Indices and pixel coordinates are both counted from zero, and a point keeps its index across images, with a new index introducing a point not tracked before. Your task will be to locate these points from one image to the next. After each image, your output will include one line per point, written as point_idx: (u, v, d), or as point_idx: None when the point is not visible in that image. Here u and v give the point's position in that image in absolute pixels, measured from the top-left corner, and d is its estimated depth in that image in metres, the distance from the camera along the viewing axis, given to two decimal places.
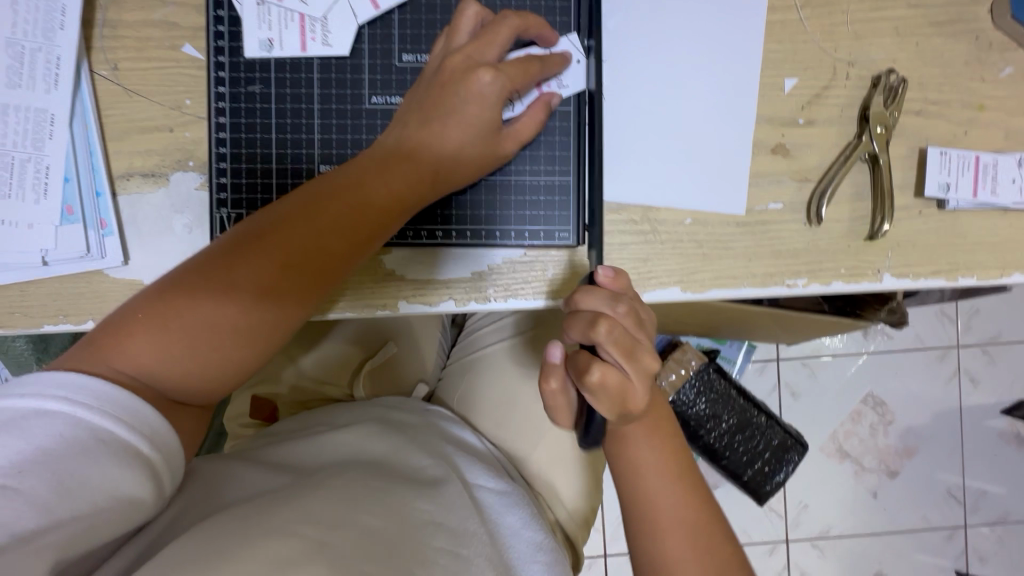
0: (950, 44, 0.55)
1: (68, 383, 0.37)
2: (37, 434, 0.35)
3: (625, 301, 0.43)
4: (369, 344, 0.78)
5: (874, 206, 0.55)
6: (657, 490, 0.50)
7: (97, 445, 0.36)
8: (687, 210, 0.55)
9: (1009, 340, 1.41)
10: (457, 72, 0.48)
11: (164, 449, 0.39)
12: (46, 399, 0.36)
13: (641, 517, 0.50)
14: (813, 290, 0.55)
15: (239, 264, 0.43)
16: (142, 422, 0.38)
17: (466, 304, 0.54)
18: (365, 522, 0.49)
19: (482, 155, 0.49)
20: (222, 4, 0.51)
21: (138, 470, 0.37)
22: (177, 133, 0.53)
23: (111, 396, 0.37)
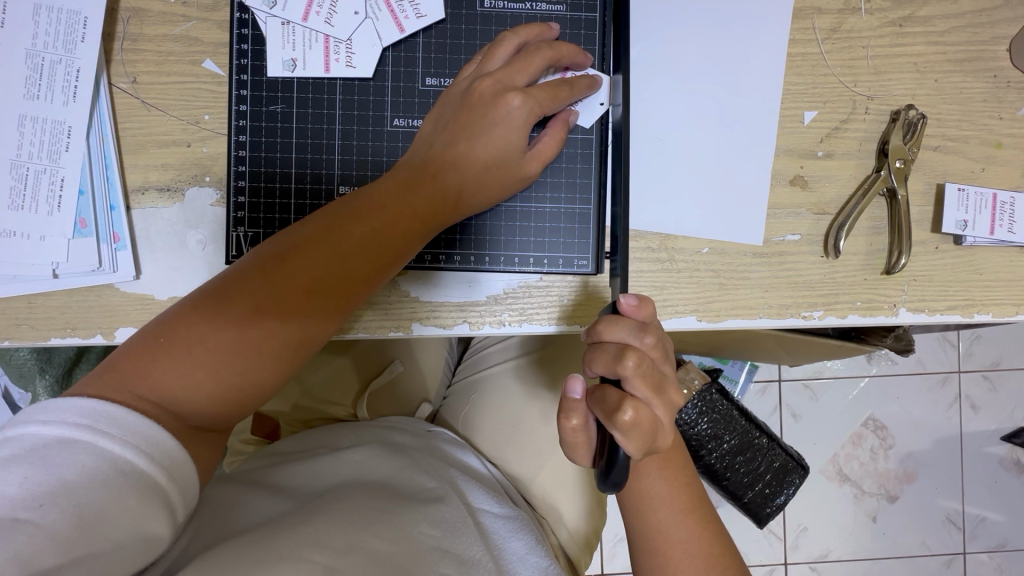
0: (969, 81, 0.55)
1: (88, 409, 0.36)
2: (58, 463, 0.34)
3: (651, 333, 0.42)
4: (374, 362, 0.77)
5: (891, 240, 0.55)
6: (670, 533, 0.49)
7: (116, 474, 0.35)
8: (705, 240, 0.54)
9: (1010, 367, 1.41)
10: (487, 97, 0.48)
11: (183, 478, 0.38)
12: (67, 426, 0.36)
13: (649, 549, 0.50)
14: (828, 322, 0.55)
15: (265, 288, 0.42)
16: (160, 452, 0.37)
17: (480, 328, 0.54)
18: (372, 547, 0.48)
19: (509, 178, 0.49)
20: (247, 23, 0.51)
21: (153, 503, 0.36)
22: (194, 149, 0.52)
23: (131, 423, 0.37)
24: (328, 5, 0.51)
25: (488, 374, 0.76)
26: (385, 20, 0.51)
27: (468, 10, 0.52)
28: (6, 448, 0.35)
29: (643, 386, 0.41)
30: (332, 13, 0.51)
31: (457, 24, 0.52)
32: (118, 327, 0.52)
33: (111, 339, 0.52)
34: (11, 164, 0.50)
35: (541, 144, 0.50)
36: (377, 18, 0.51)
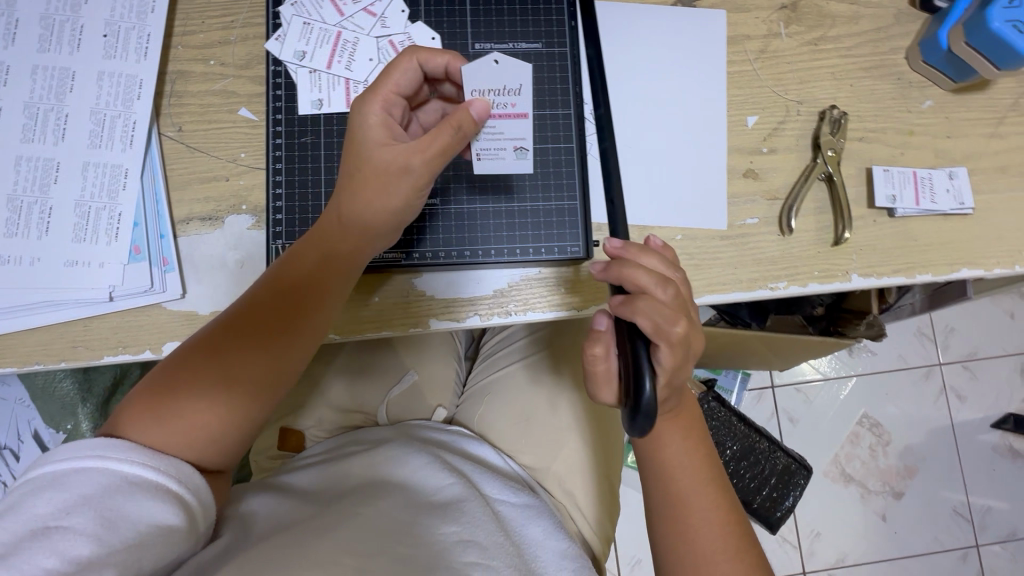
0: (877, 83, 0.67)
1: (86, 442, 0.44)
2: (76, 483, 0.41)
3: (678, 269, 0.51)
4: (389, 371, 0.82)
5: (835, 217, 0.64)
6: (687, 492, 0.55)
7: (129, 485, 0.43)
8: (677, 228, 0.63)
9: (985, 357, 1.66)
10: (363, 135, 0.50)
11: (187, 483, 0.46)
12: (76, 457, 0.43)
13: (668, 508, 0.55)
14: (793, 290, 0.63)
15: (222, 337, 0.51)
16: (166, 465, 0.46)
17: (490, 318, 0.61)
18: (398, 551, 0.51)
19: (414, 185, 0.50)
20: (280, 73, 0.57)
21: (169, 502, 0.44)
22: (233, 182, 0.60)
23: (134, 446, 0.45)
24: (348, 54, 0.57)
25: (498, 377, 0.82)
26: None
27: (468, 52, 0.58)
28: (30, 484, 0.42)
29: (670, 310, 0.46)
30: (351, 60, 0.56)
31: None
32: (166, 341, 0.57)
33: (159, 353, 0.57)
34: (75, 204, 0.57)
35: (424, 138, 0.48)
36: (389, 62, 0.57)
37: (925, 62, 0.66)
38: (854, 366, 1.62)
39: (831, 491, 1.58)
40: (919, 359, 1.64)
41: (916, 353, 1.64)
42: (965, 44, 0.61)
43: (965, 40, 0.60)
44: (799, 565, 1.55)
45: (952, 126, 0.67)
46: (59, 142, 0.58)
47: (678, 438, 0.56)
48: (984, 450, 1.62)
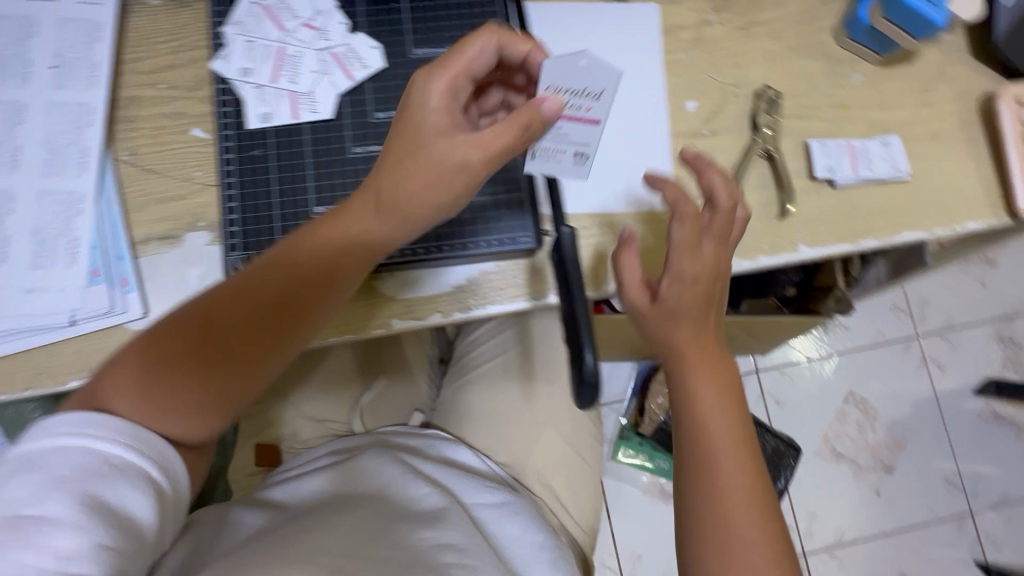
0: (808, 62, 0.70)
1: (68, 418, 0.45)
2: (56, 464, 0.42)
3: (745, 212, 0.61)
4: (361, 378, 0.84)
5: (779, 191, 0.66)
6: (719, 449, 0.52)
7: (109, 467, 0.43)
8: (628, 213, 0.65)
9: (961, 326, 1.69)
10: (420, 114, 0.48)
11: (166, 471, 0.47)
12: (57, 436, 0.43)
13: (697, 463, 0.53)
14: (745, 266, 0.65)
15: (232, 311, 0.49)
16: (147, 447, 0.46)
17: (451, 314, 0.62)
18: (378, 553, 0.53)
19: (468, 183, 0.49)
20: (227, 92, 0.58)
21: (147, 487, 0.45)
22: (189, 201, 0.62)
23: (119, 424, 0.46)
24: (291, 68, 0.58)
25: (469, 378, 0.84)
26: (338, 74, 0.58)
27: (407, 58, 0.60)
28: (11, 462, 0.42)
29: (690, 229, 0.55)
30: (295, 74, 0.58)
31: (397, 69, 0.60)
32: None
33: None
34: (31, 232, 0.58)
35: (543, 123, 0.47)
36: (331, 73, 0.59)
37: (851, 39, 0.69)
38: (834, 345, 1.64)
39: (824, 470, 1.59)
40: (897, 332, 1.67)
41: (893, 327, 1.67)
42: (884, 18, 0.64)
43: (884, 15, 0.64)
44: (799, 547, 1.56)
45: (882, 97, 0.69)
46: (13, 173, 0.59)
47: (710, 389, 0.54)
48: (969, 417, 1.65)
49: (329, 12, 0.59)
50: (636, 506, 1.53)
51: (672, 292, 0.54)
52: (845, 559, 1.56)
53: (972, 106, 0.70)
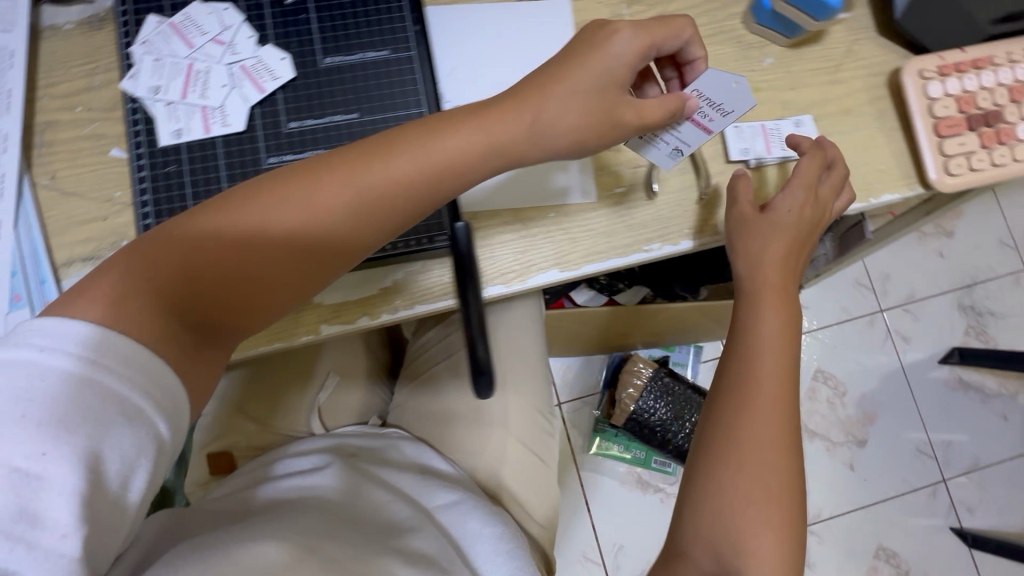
0: (719, 49, 0.71)
1: (54, 329, 0.41)
2: (41, 385, 0.39)
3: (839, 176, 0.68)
4: (312, 381, 0.84)
5: (696, 177, 0.68)
6: (763, 370, 0.61)
7: (99, 393, 0.40)
8: (549, 206, 0.66)
9: (922, 298, 1.72)
10: (604, 64, 0.54)
11: (163, 402, 0.43)
12: (47, 350, 0.40)
13: (736, 383, 0.61)
14: (667, 250, 0.67)
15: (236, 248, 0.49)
16: (137, 375, 0.42)
17: (379, 316, 0.63)
18: (346, 540, 0.54)
19: (572, 146, 0.57)
20: (138, 110, 0.59)
21: (135, 420, 0.41)
22: (110, 221, 0.62)
23: (104, 347, 0.42)
24: (200, 83, 0.59)
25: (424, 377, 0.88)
26: (248, 87, 0.59)
27: (316, 67, 0.61)
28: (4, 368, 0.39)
29: (817, 163, 0.65)
30: (204, 88, 0.59)
31: (307, 79, 0.60)
32: None
33: None
34: None
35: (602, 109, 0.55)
36: (242, 86, 0.59)
37: (759, 23, 0.70)
38: (799, 325, 1.67)
39: None
40: (860, 308, 1.70)
41: (856, 303, 1.70)
42: (784, 2, 0.65)
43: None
44: None
45: (794, 78, 0.71)
46: None
47: (774, 320, 0.62)
48: (936, 387, 1.68)
49: (237, 26, 0.60)
50: (614, 498, 1.54)
51: (782, 203, 0.65)
52: (824, 535, 1.58)
53: (881, 81, 0.72)
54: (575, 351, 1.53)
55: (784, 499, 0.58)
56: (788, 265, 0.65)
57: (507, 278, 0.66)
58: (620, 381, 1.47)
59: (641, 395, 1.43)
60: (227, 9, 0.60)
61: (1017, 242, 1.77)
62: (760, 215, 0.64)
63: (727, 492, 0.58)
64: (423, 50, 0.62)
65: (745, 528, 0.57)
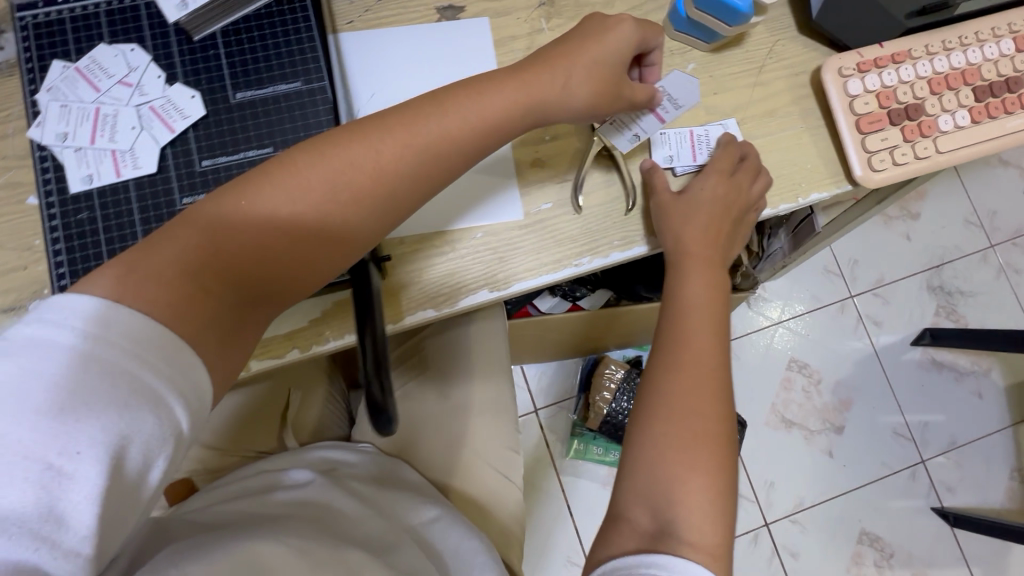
0: None
1: (92, 314, 0.41)
2: (71, 372, 0.39)
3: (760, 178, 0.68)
4: (275, 406, 0.94)
5: (623, 188, 0.68)
6: (693, 327, 0.63)
7: (130, 386, 0.40)
8: (476, 226, 0.66)
9: (892, 281, 1.72)
10: (604, 50, 0.61)
11: (188, 399, 0.44)
12: (78, 339, 0.40)
13: (672, 338, 0.63)
14: (597, 263, 0.67)
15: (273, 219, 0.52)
16: (168, 371, 0.43)
17: (308, 348, 0.63)
18: (312, 543, 0.57)
19: (580, 112, 0.62)
20: (47, 158, 0.58)
21: (160, 417, 0.41)
22: (31, 269, 0.61)
23: (135, 338, 0.42)
24: (110, 127, 0.59)
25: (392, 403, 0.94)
26: (158, 127, 0.59)
27: (227, 104, 0.60)
28: (30, 352, 0.39)
29: (726, 161, 0.68)
30: (114, 132, 0.58)
31: (218, 116, 0.60)
32: None
33: None
34: None
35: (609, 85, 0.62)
36: (151, 127, 0.59)
37: (678, 31, 0.71)
38: (771, 316, 1.67)
39: (776, 438, 1.61)
40: (830, 296, 1.70)
41: (826, 291, 1.70)
42: (697, 9, 0.66)
43: (695, 6, 0.65)
44: (760, 517, 1.57)
45: (716, 83, 0.72)
46: None
47: (701, 284, 0.66)
48: (910, 369, 1.68)
49: (143, 67, 0.60)
50: (595, 501, 1.53)
51: (696, 185, 0.68)
52: (807, 523, 1.58)
53: (803, 81, 0.73)
54: (547, 356, 1.53)
55: (716, 450, 0.58)
56: (711, 235, 0.68)
57: (437, 301, 0.65)
58: (595, 385, 1.45)
59: (614, 397, 1.42)
60: (132, 50, 0.60)
61: (983, 220, 1.76)
62: (677, 198, 0.67)
63: (660, 441, 0.58)
64: (331, 79, 0.61)
65: (674, 476, 0.57)
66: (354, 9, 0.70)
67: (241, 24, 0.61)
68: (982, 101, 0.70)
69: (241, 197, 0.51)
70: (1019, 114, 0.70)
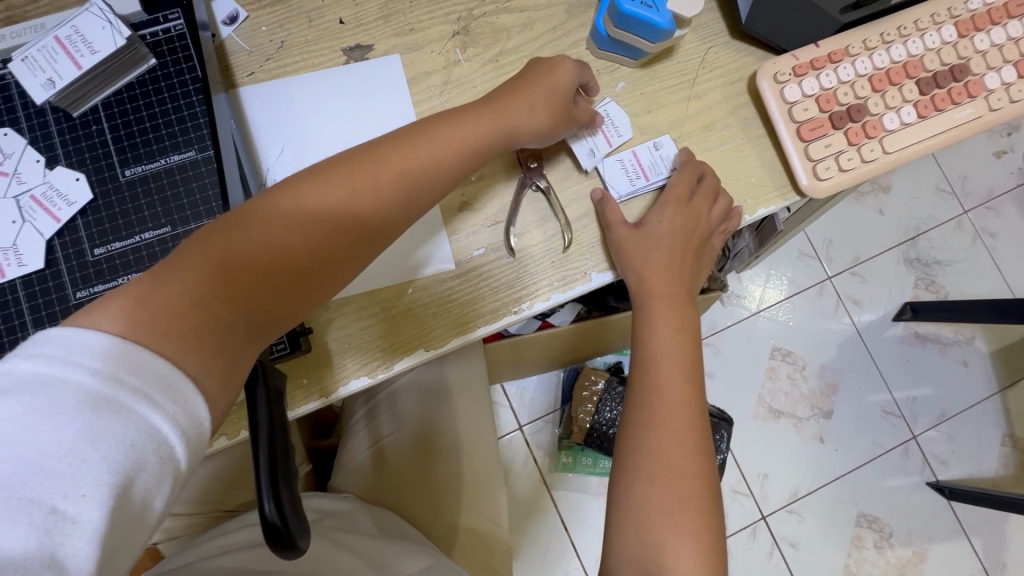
0: None
1: (89, 344, 0.35)
2: (62, 404, 0.33)
3: (724, 200, 0.65)
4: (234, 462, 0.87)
5: (559, 225, 0.65)
6: (668, 380, 0.58)
7: (134, 419, 0.35)
8: (405, 282, 0.63)
9: (869, 257, 1.67)
10: (555, 81, 0.60)
11: (192, 437, 0.37)
12: (70, 366, 0.34)
13: (649, 395, 0.58)
14: (538, 307, 0.64)
15: (309, 237, 0.48)
16: (173, 399, 0.37)
17: (238, 434, 0.59)
18: None
19: (549, 127, 0.60)
20: None
21: (168, 453, 0.36)
22: None
23: (130, 361, 0.36)
24: None
25: (372, 439, 0.92)
26: (40, 218, 0.54)
27: (115, 183, 0.56)
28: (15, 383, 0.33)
29: (683, 186, 0.64)
30: None
31: (107, 198, 0.55)
32: None
33: None
34: None
35: (566, 109, 0.61)
36: (34, 218, 0.54)
37: (602, 49, 0.67)
38: (750, 306, 1.63)
39: (766, 429, 1.57)
40: (808, 279, 1.65)
41: (803, 274, 1.65)
42: (616, 27, 0.62)
43: (614, 24, 0.61)
44: (756, 510, 1.53)
45: (649, 100, 0.68)
46: None
47: (668, 331, 0.61)
48: (895, 345, 1.64)
49: (20, 153, 0.55)
50: (586, 514, 1.49)
51: (653, 231, 0.63)
52: (804, 512, 1.53)
53: (740, 89, 0.69)
54: (525, 373, 1.49)
55: (706, 507, 0.55)
56: (674, 274, 0.63)
57: (372, 367, 0.61)
58: (576, 399, 1.40)
59: (596, 408, 1.38)
60: (6, 135, 0.55)
61: (954, 186, 1.72)
62: (635, 241, 0.62)
63: (653, 510, 0.55)
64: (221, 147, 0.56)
65: (673, 545, 0.53)
66: (254, 59, 0.65)
67: (124, 94, 0.57)
68: (927, 94, 0.67)
69: (266, 213, 0.47)
70: (966, 103, 0.67)
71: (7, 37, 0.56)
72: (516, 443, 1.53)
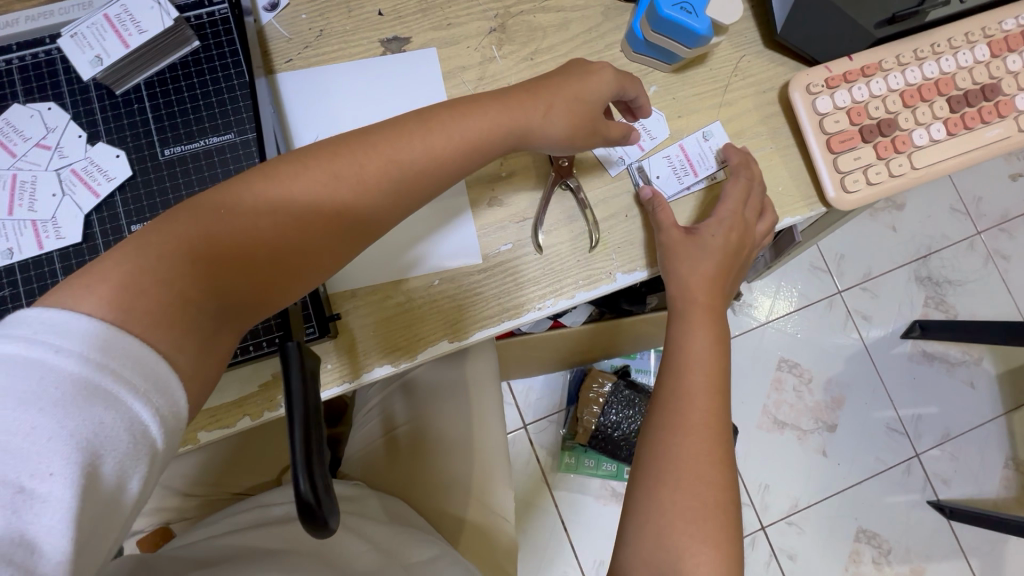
0: None
1: (56, 323, 0.35)
2: (32, 383, 0.33)
3: (767, 215, 0.66)
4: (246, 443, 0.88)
5: (585, 224, 0.65)
6: (695, 387, 0.59)
7: (106, 398, 0.34)
8: (433, 273, 0.64)
9: (880, 273, 1.67)
10: (586, 90, 0.60)
11: (169, 418, 0.37)
12: (36, 345, 0.34)
13: (671, 400, 0.59)
14: (562, 304, 0.64)
15: (289, 221, 0.48)
16: (148, 378, 0.37)
17: (261, 416, 0.60)
18: None
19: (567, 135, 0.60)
20: None
21: (142, 432, 0.36)
22: None
23: (102, 340, 0.36)
24: (29, 195, 0.55)
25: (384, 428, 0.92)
26: (80, 192, 0.55)
27: (153, 160, 0.56)
28: None
29: (740, 191, 0.64)
30: (33, 201, 0.55)
31: (146, 175, 0.56)
32: None
33: None
34: None
35: (591, 119, 0.60)
36: (74, 193, 0.55)
37: (636, 52, 0.67)
38: (759, 317, 1.63)
39: (769, 440, 1.57)
40: (818, 292, 1.65)
41: (814, 286, 1.65)
42: (652, 31, 0.62)
43: (651, 29, 0.62)
44: (757, 521, 1.53)
45: (680, 105, 0.68)
46: None
47: (702, 340, 0.61)
48: (902, 362, 1.64)
49: (63, 127, 0.56)
50: (587, 515, 1.49)
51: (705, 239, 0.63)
52: (804, 525, 1.53)
53: (771, 98, 0.69)
54: (533, 372, 1.49)
55: (721, 511, 0.55)
56: (714, 286, 0.64)
57: (396, 356, 0.62)
58: (583, 400, 1.41)
59: (603, 410, 1.38)
60: (49, 109, 0.56)
61: (969, 207, 1.72)
62: (684, 246, 0.62)
63: (669, 512, 0.55)
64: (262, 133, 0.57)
65: (685, 545, 0.54)
66: (292, 46, 0.65)
67: (166, 74, 0.58)
68: (957, 112, 0.67)
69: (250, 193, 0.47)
70: (996, 123, 0.67)
71: (55, 13, 0.57)
72: (519, 443, 1.53)
